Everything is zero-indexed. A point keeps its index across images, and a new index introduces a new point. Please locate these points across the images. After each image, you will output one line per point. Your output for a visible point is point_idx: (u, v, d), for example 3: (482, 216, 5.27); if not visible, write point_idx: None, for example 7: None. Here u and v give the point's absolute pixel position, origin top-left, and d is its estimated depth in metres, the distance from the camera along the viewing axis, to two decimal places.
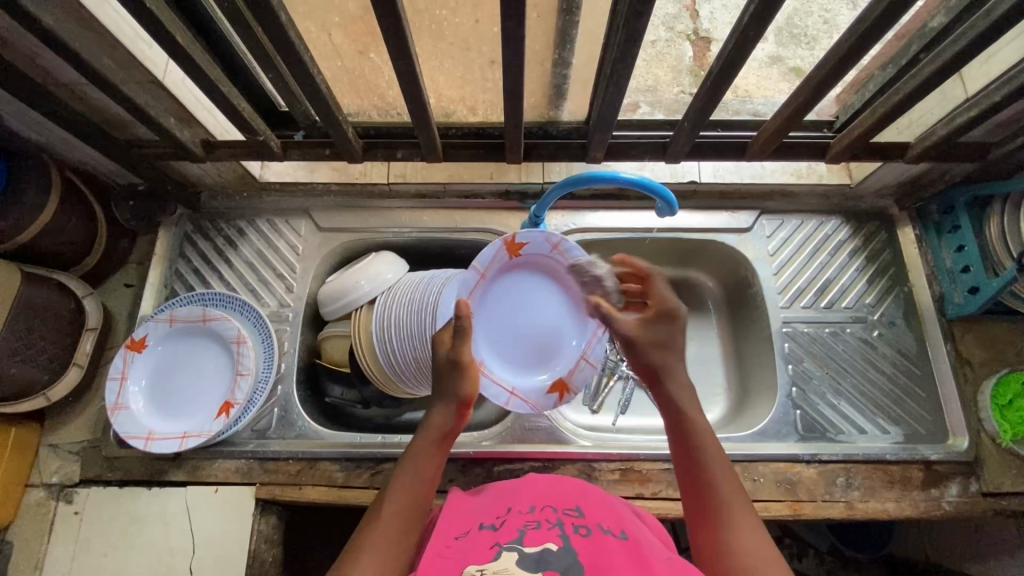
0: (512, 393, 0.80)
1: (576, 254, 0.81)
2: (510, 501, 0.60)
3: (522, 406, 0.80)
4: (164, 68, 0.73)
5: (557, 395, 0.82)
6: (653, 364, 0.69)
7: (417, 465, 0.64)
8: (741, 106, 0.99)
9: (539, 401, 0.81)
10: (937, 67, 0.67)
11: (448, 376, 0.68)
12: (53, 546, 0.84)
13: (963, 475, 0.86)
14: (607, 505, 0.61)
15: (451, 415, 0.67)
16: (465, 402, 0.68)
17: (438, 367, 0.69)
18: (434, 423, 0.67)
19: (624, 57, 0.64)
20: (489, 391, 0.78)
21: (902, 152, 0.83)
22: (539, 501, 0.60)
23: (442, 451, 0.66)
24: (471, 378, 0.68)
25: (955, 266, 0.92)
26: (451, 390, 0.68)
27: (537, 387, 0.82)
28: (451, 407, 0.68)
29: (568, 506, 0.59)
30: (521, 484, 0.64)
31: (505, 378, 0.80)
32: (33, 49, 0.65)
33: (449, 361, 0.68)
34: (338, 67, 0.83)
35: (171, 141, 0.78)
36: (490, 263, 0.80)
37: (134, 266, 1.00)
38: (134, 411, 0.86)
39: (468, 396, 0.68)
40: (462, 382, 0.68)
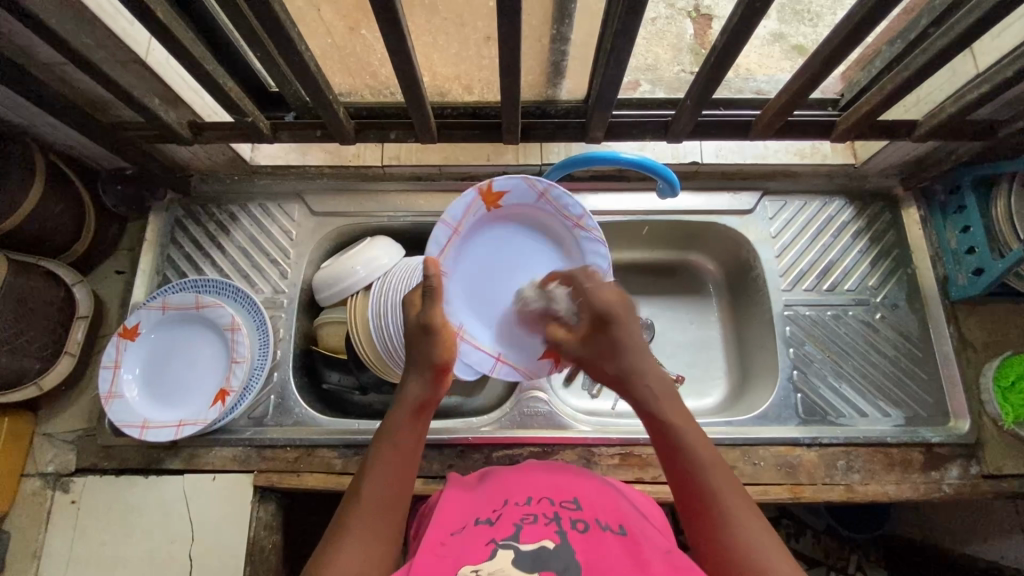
0: (498, 359, 0.77)
1: (565, 202, 0.77)
2: (506, 494, 0.60)
3: (509, 372, 0.77)
4: (147, 47, 0.69)
5: (550, 361, 0.77)
6: (611, 375, 0.66)
7: (394, 441, 0.63)
8: (744, 84, 0.95)
9: (527, 365, 0.78)
10: (952, 40, 0.64)
11: (421, 342, 0.66)
12: (50, 535, 0.83)
13: (963, 458, 0.85)
14: (605, 497, 0.60)
15: (423, 383, 0.65)
16: (439, 369, 0.66)
17: (409, 332, 0.68)
18: (408, 396, 0.65)
19: (626, 30, 0.61)
20: (467, 358, 0.74)
21: (910, 131, 0.80)
22: (535, 492, 0.60)
23: (419, 423, 0.64)
24: (442, 344, 0.67)
25: (960, 248, 0.91)
26: (424, 358, 0.66)
27: (528, 352, 0.78)
28: (425, 376, 0.66)
29: (566, 498, 0.59)
30: (515, 475, 0.63)
31: (488, 343, 0.76)
32: (7, 26, 0.61)
33: (416, 329, 0.67)
34: (328, 45, 0.81)
35: (156, 123, 0.75)
36: (463, 217, 0.74)
37: (125, 252, 0.98)
38: (128, 399, 0.85)
39: (441, 363, 0.66)
40: (432, 347, 0.66)
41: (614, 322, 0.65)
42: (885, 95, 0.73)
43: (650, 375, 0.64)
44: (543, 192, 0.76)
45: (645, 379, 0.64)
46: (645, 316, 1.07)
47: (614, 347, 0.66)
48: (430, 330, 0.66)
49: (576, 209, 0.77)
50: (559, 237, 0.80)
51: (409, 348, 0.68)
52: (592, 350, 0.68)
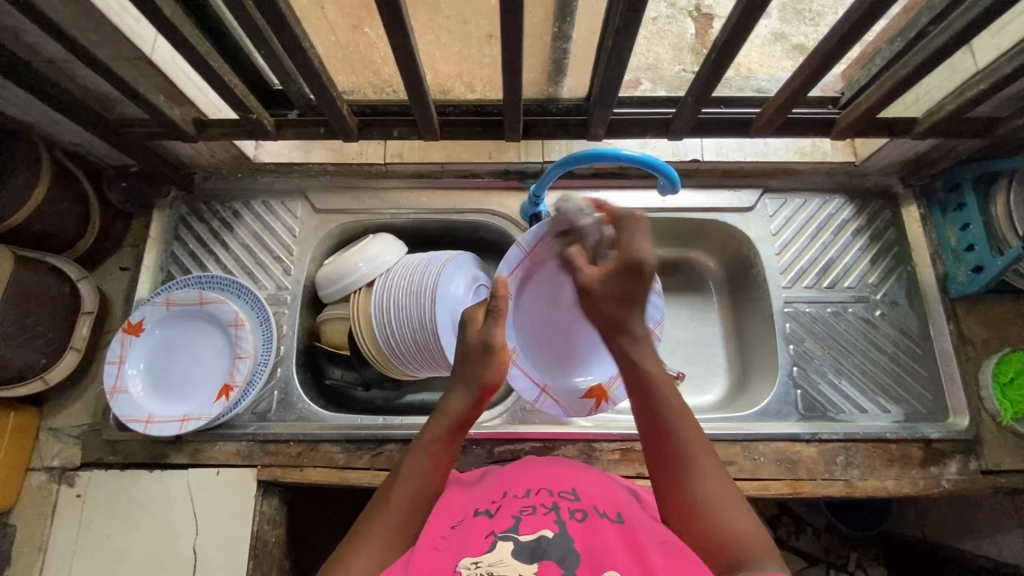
0: (543, 391, 0.85)
1: None
2: (506, 487, 0.61)
3: (550, 405, 0.85)
4: (153, 44, 0.70)
5: (592, 401, 0.86)
6: (609, 318, 0.67)
7: (429, 453, 0.62)
8: (745, 83, 0.96)
9: (571, 403, 0.86)
10: (952, 37, 0.65)
11: (481, 360, 0.66)
12: (55, 528, 0.84)
13: (962, 453, 0.86)
14: (604, 489, 0.61)
15: (468, 399, 0.66)
16: (488, 390, 0.67)
17: (467, 348, 0.68)
18: (450, 409, 0.65)
19: (627, 27, 0.61)
20: (518, 384, 0.83)
21: (909, 129, 0.81)
22: (535, 484, 0.61)
23: (457, 438, 0.65)
24: (496, 365, 0.67)
25: (960, 245, 0.91)
26: (475, 376, 0.66)
27: (571, 389, 0.87)
28: (472, 392, 0.66)
29: (565, 489, 0.60)
30: (515, 469, 0.64)
31: (538, 373, 0.85)
32: (16, 23, 0.62)
33: (478, 346, 0.67)
34: (331, 42, 0.81)
35: (162, 120, 0.76)
36: (538, 244, 0.82)
37: (129, 249, 0.99)
38: (133, 394, 0.86)
39: (492, 383, 0.67)
40: (486, 367, 0.66)
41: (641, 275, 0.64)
42: (884, 92, 0.74)
43: (642, 334, 0.66)
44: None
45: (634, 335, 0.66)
46: None
47: (629, 297, 0.65)
48: (492, 351, 0.66)
49: None
50: None
51: (463, 362, 0.68)
52: (609, 291, 0.67)
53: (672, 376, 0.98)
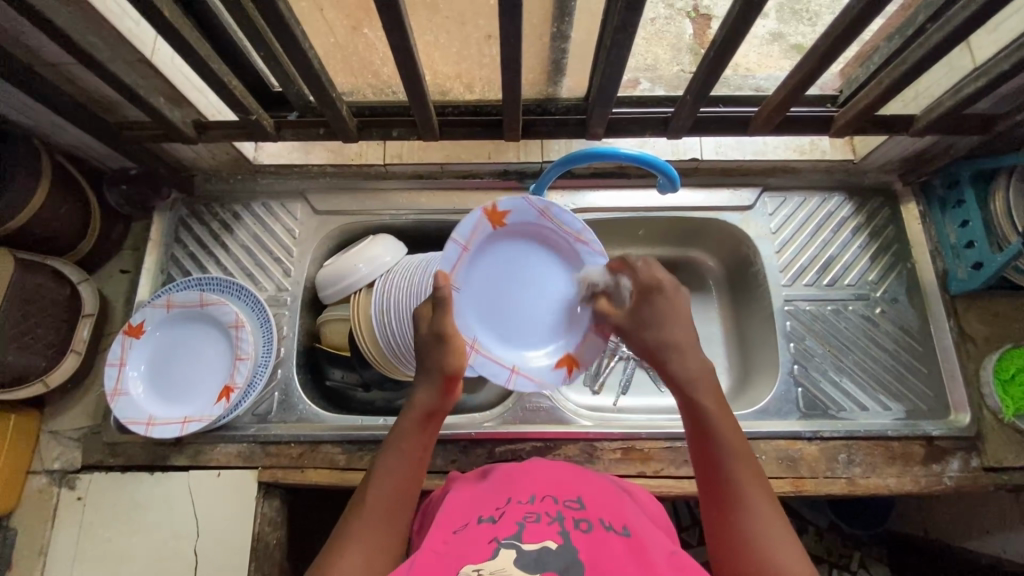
0: (513, 371, 0.74)
1: (566, 220, 0.75)
2: (510, 492, 0.60)
3: (525, 384, 0.74)
4: (152, 46, 0.70)
5: (565, 371, 0.76)
6: (651, 347, 0.68)
7: (401, 449, 0.64)
8: (744, 82, 0.95)
9: (548, 377, 0.75)
10: (948, 33, 0.65)
11: (434, 350, 0.66)
12: (56, 531, 0.84)
13: (964, 451, 0.86)
14: (607, 498, 0.61)
15: (433, 391, 0.66)
16: (451, 378, 0.67)
17: (420, 342, 0.68)
18: (416, 403, 0.66)
19: (625, 26, 0.61)
20: (484, 370, 0.72)
21: (909, 126, 0.81)
22: (540, 489, 0.60)
23: (428, 430, 0.66)
24: (454, 352, 0.67)
25: (959, 242, 0.91)
26: (434, 366, 0.67)
27: (538, 363, 0.76)
28: (436, 384, 0.66)
29: (569, 497, 0.59)
30: (520, 475, 0.64)
31: (503, 355, 0.74)
32: (16, 26, 0.62)
33: (428, 338, 0.67)
34: (330, 44, 0.82)
35: (162, 122, 0.76)
36: (472, 235, 0.71)
37: (129, 251, 0.99)
38: (133, 396, 0.86)
39: (453, 370, 0.66)
40: (445, 356, 0.66)
41: (657, 294, 0.68)
42: (882, 90, 0.74)
43: (694, 360, 0.66)
44: (544, 209, 0.74)
45: (680, 353, 0.66)
46: None
47: (663, 318, 0.67)
48: (443, 338, 0.67)
49: (576, 225, 0.75)
50: (561, 254, 0.77)
51: (422, 355, 0.68)
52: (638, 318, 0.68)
53: None
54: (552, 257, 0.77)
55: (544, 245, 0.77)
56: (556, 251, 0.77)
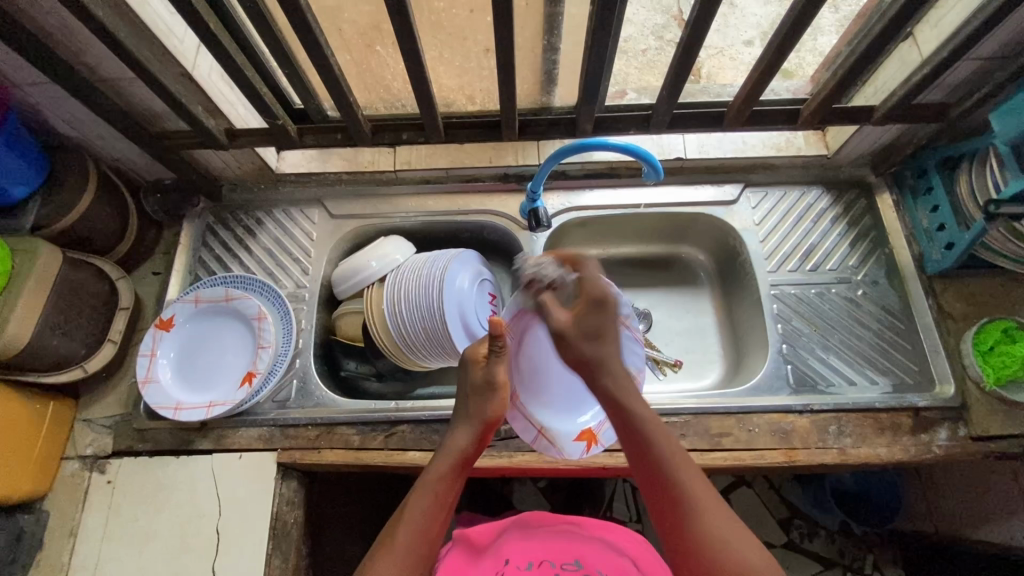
0: (541, 432, 0.87)
1: None
2: (508, 555, 0.72)
3: (549, 448, 0.87)
4: (194, 62, 0.80)
5: (585, 444, 0.88)
6: (586, 356, 0.73)
7: (433, 489, 0.66)
8: (721, 90, 1.08)
9: (566, 447, 0.87)
10: (886, 24, 0.74)
11: (479, 399, 0.74)
12: (86, 512, 0.89)
13: (951, 421, 0.89)
14: (603, 557, 0.71)
15: (473, 438, 0.72)
16: (488, 425, 0.73)
17: (470, 386, 0.75)
18: (455, 447, 0.71)
19: (604, 25, 0.70)
20: (517, 424, 0.86)
21: (869, 116, 0.89)
22: (537, 556, 0.72)
23: (460, 476, 0.70)
24: (497, 401, 0.74)
25: (931, 227, 0.96)
26: (477, 414, 0.74)
27: (568, 433, 0.88)
28: (475, 428, 0.73)
29: (566, 562, 0.70)
30: (523, 537, 0.75)
31: (537, 416, 0.87)
32: (83, 44, 0.73)
33: (479, 382, 0.74)
34: (349, 61, 0.93)
35: (200, 129, 0.85)
36: None
37: (161, 255, 1.07)
38: (162, 384, 0.92)
39: (491, 419, 0.74)
40: (487, 405, 0.74)
41: (606, 307, 0.74)
42: (838, 80, 0.82)
43: (618, 370, 0.72)
44: None
45: (613, 372, 0.72)
46: (643, 307, 1.14)
47: (601, 331, 0.73)
48: (491, 388, 0.74)
49: None
50: None
51: (464, 400, 0.75)
52: (580, 326, 0.74)
53: (670, 363, 1.06)
54: None
55: None
56: None
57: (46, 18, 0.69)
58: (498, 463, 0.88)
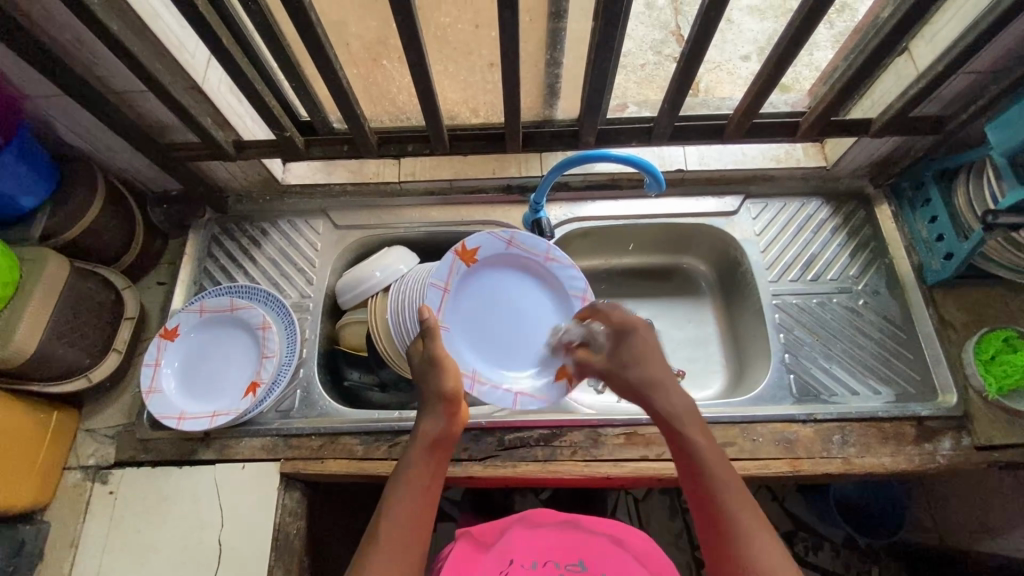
0: (517, 394, 0.91)
1: (528, 244, 0.95)
2: (514, 553, 0.76)
3: (530, 401, 0.91)
4: (205, 75, 0.82)
5: (563, 381, 0.92)
6: (632, 383, 0.76)
7: (410, 476, 0.68)
8: (721, 103, 1.09)
9: (547, 391, 0.92)
10: (882, 40, 0.76)
11: (430, 375, 0.74)
12: (88, 523, 0.88)
13: (954, 430, 0.89)
14: (606, 556, 0.74)
15: (438, 419, 0.72)
16: (448, 401, 0.73)
17: (420, 369, 0.76)
18: (422, 431, 0.71)
19: (607, 40, 0.72)
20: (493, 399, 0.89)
21: (866, 129, 0.91)
22: (542, 556, 0.75)
23: (435, 457, 0.70)
24: (448, 374, 0.74)
25: (931, 236, 0.97)
26: (436, 394, 0.73)
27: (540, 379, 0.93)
28: (439, 411, 0.73)
29: (571, 563, 0.73)
30: (528, 536, 0.78)
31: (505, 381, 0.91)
32: (96, 58, 0.75)
33: (425, 365, 0.76)
34: (356, 75, 0.95)
35: (209, 141, 0.87)
36: (448, 276, 0.91)
37: (166, 265, 1.08)
38: (166, 394, 0.92)
39: (451, 394, 0.73)
40: (441, 380, 0.73)
41: (631, 333, 0.79)
42: (835, 94, 0.84)
43: (673, 393, 0.73)
44: (510, 239, 0.94)
45: (662, 390, 0.74)
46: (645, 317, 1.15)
47: (639, 357, 0.77)
48: (436, 362, 0.75)
49: (542, 247, 0.95)
50: (536, 272, 0.97)
51: (422, 383, 0.75)
52: (612, 359, 0.80)
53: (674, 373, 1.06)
54: (528, 278, 0.97)
55: (515, 267, 0.97)
56: (531, 270, 0.97)
57: (60, 33, 0.71)
58: (502, 473, 0.88)
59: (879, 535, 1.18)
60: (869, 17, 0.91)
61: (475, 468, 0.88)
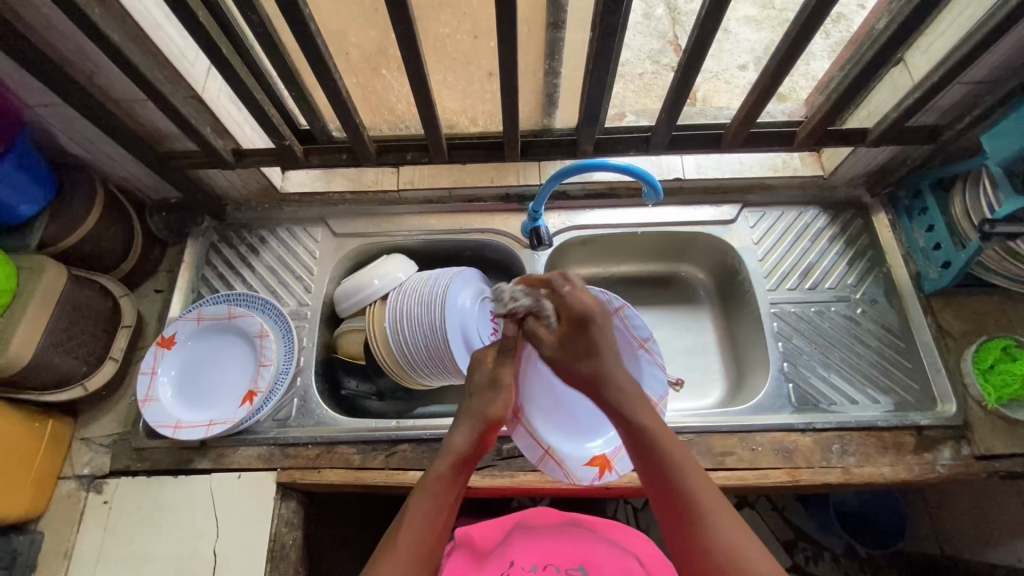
0: (547, 452, 0.80)
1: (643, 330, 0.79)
2: (514, 556, 0.75)
3: (554, 467, 0.80)
4: (204, 84, 0.82)
5: (598, 469, 0.81)
6: (586, 374, 0.67)
7: (433, 493, 0.64)
8: (718, 113, 1.10)
9: (577, 469, 0.81)
10: (878, 51, 0.76)
11: (484, 396, 0.70)
12: (82, 534, 0.87)
13: (954, 439, 0.89)
14: (608, 559, 0.74)
15: (470, 436, 0.68)
16: (490, 425, 0.69)
17: (476, 385, 0.72)
18: (453, 448, 0.67)
19: (604, 51, 0.72)
20: (522, 442, 0.80)
21: (863, 138, 0.91)
22: (542, 558, 0.74)
23: (461, 476, 0.67)
24: (502, 402, 0.70)
25: (928, 245, 0.97)
26: (478, 412, 0.69)
27: (578, 456, 0.82)
28: (475, 428, 0.69)
29: (572, 565, 0.73)
30: (529, 539, 0.77)
31: (545, 436, 0.81)
32: (96, 66, 0.75)
33: (484, 382, 0.72)
34: (356, 84, 0.95)
35: (208, 149, 0.87)
36: None
37: (164, 273, 1.07)
38: (163, 403, 0.92)
39: (494, 418, 0.69)
40: (491, 403, 0.70)
41: (589, 326, 0.68)
42: (831, 104, 0.84)
43: (622, 379, 0.66)
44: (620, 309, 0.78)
45: (615, 386, 0.66)
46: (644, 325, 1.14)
47: (587, 349, 0.67)
48: (497, 386, 0.70)
49: (644, 332, 0.79)
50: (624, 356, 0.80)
51: (470, 399, 0.71)
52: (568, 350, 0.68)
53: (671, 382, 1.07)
54: None
55: None
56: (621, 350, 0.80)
57: (61, 42, 0.71)
58: (500, 483, 0.88)
59: (881, 545, 1.17)
60: (865, 27, 0.91)
61: (473, 478, 0.88)
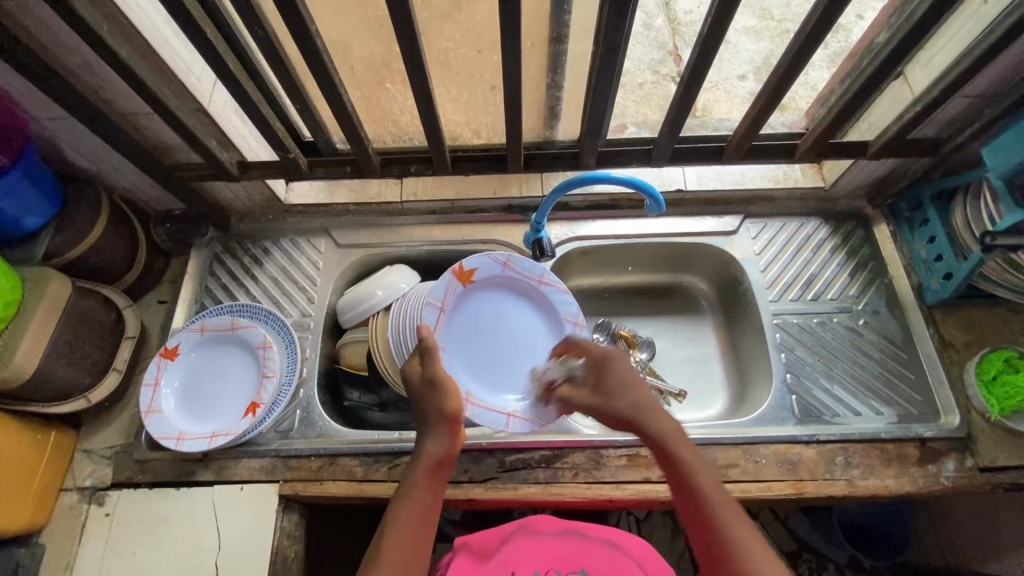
0: (510, 415, 0.90)
1: (528, 268, 0.98)
2: (514, 564, 0.75)
3: (522, 424, 0.90)
4: (210, 98, 0.83)
5: None
6: (621, 416, 0.72)
7: (412, 498, 0.66)
8: (719, 124, 1.10)
9: (538, 413, 0.90)
10: (878, 66, 0.77)
11: (429, 397, 0.72)
12: (83, 547, 0.87)
13: (958, 451, 0.89)
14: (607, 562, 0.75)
15: (441, 438, 0.70)
16: (451, 421, 0.71)
17: (418, 390, 0.74)
18: (425, 452, 0.69)
19: (607, 67, 0.73)
20: (484, 418, 0.88)
21: (864, 151, 0.92)
22: (543, 565, 0.75)
23: (438, 479, 0.68)
24: (451, 394, 0.71)
25: (930, 257, 0.98)
26: (437, 413, 0.71)
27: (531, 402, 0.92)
28: (442, 430, 0.70)
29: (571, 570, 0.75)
30: (528, 546, 0.77)
31: (498, 403, 0.91)
32: (105, 81, 0.76)
33: (424, 387, 0.73)
34: (360, 97, 0.96)
35: (214, 162, 0.88)
36: (445, 296, 0.92)
37: (167, 284, 1.08)
38: (165, 414, 0.91)
39: (454, 414, 0.71)
40: (442, 401, 0.71)
41: (610, 362, 0.77)
42: (832, 117, 0.85)
43: (639, 399, 0.72)
44: (505, 261, 0.97)
45: (642, 418, 0.71)
46: (646, 335, 1.15)
47: (623, 389, 0.74)
48: (436, 384, 0.72)
49: (538, 271, 0.98)
50: (530, 295, 0.99)
51: (420, 405, 0.73)
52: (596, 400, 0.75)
53: (675, 394, 1.05)
54: (527, 303, 0.99)
55: (509, 289, 0.99)
56: (526, 295, 0.99)
57: (70, 58, 0.72)
58: (504, 496, 0.87)
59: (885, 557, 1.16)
60: (865, 41, 0.92)
61: (475, 491, 0.88)
